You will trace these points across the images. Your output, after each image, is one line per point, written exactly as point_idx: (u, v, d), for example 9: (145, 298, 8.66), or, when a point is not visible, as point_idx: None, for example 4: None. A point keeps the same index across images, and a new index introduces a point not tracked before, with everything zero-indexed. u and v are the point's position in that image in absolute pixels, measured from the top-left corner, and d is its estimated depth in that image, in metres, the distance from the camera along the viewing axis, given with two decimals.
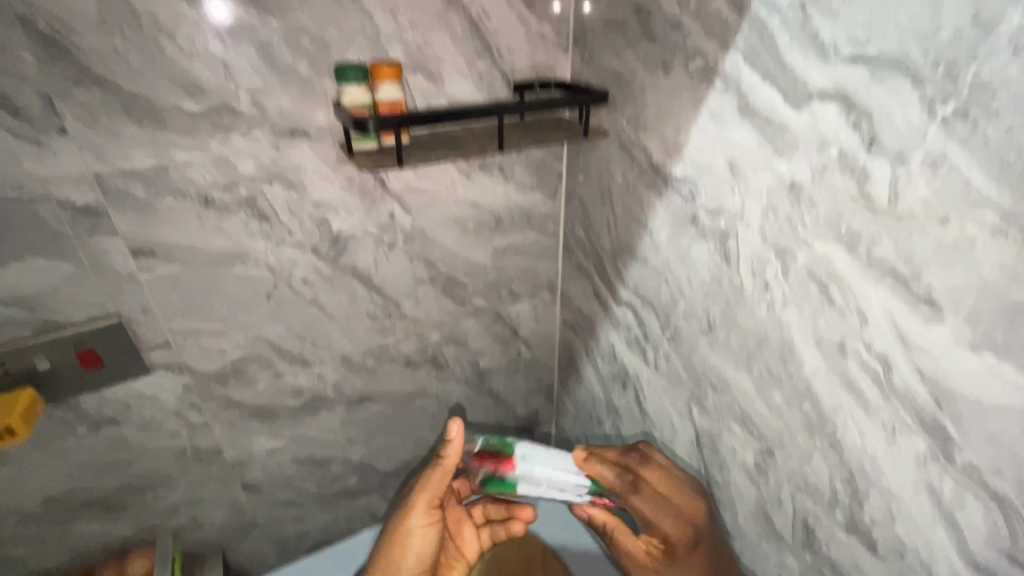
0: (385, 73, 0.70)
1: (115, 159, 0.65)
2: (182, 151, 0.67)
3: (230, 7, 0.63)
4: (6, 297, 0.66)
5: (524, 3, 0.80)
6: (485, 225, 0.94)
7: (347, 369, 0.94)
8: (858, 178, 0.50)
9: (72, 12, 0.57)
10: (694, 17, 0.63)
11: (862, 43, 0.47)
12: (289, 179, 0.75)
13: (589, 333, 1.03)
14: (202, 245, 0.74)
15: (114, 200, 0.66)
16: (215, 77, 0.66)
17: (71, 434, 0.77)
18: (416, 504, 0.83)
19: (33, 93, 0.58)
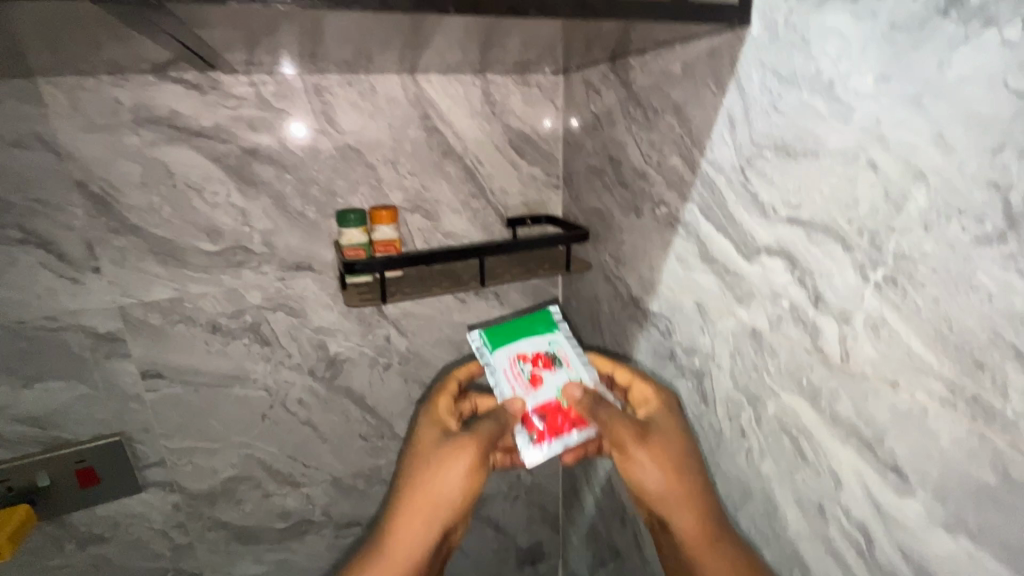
0: (382, 217, 0.78)
1: (138, 293, 0.73)
2: (198, 284, 0.76)
3: (251, 167, 0.74)
4: (23, 415, 0.72)
5: (515, 151, 0.89)
6: None
7: (337, 491, 0.94)
8: (810, 331, 0.49)
9: (119, 176, 0.68)
10: (656, 170, 0.68)
11: (795, 206, 0.49)
12: (292, 307, 0.82)
13: (588, 460, 1.00)
14: (206, 367, 0.79)
15: (132, 328, 0.74)
16: (233, 222, 0.75)
17: (58, 551, 0.78)
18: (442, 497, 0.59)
19: (78, 240, 0.68)
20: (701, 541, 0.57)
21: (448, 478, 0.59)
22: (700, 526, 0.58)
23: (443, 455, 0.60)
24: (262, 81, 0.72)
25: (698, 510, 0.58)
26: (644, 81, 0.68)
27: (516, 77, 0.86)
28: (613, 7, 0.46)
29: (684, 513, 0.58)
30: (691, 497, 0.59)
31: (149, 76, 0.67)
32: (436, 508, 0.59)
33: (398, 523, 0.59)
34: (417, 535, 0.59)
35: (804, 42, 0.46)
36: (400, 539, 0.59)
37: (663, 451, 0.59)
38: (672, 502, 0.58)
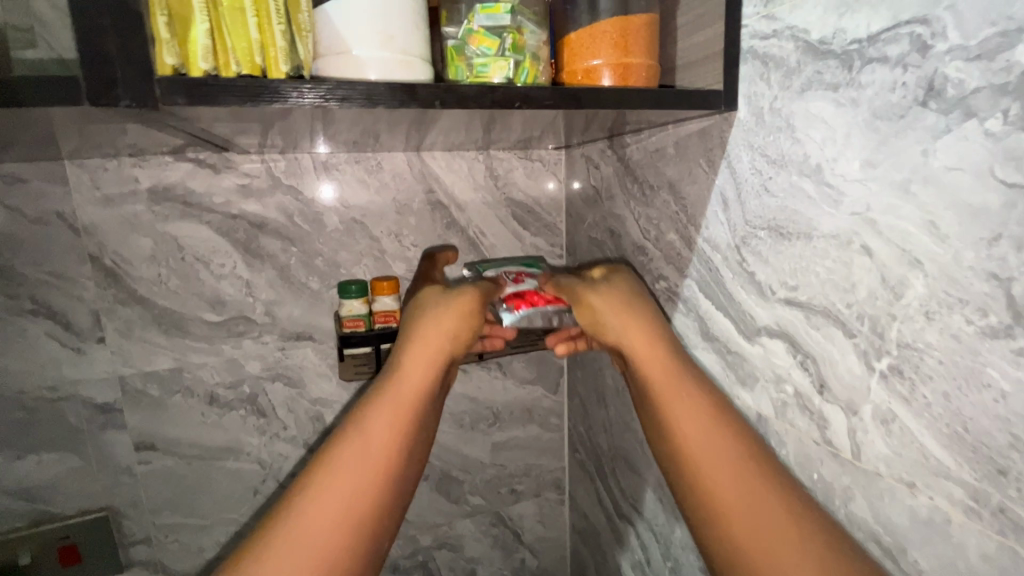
0: (384, 288, 0.77)
1: (139, 363, 0.74)
2: (198, 354, 0.76)
3: (258, 240, 0.76)
4: (13, 488, 0.71)
5: (518, 223, 0.91)
6: (483, 420, 0.94)
7: None
8: (817, 421, 0.46)
9: (131, 249, 0.71)
10: (654, 244, 0.67)
11: (792, 287, 0.47)
12: (291, 377, 0.81)
13: (597, 544, 0.94)
14: (200, 439, 0.78)
15: (130, 398, 0.74)
16: (237, 293, 0.76)
17: None
18: (405, 413, 0.49)
19: (85, 311, 0.70)
20: (718, 463, 0.46)
21: (442, 352, 0.53)
22: (721, 444, 0.47)
23: (410, 383, 0.51)
24: (273, 160, 0.75)
25: (672, 365, 0.52)
26: (639, 158, 0.69)
27: (519, 153, 0.89)
28: (598, 96, 0.48)
29: (663, 364, 0.52)
30: (693, 405, 0.49)
31: (168, 157, 0.71)
32: (412, 392, 0.50)
33: (344, 441, 0.47)
34: (374, 444, 0.47)
35: (789, 127, 0.46)
36: (382, 418, 0.48)
37: (637, 321, 0.54)
38: (652, 369, 0.51)
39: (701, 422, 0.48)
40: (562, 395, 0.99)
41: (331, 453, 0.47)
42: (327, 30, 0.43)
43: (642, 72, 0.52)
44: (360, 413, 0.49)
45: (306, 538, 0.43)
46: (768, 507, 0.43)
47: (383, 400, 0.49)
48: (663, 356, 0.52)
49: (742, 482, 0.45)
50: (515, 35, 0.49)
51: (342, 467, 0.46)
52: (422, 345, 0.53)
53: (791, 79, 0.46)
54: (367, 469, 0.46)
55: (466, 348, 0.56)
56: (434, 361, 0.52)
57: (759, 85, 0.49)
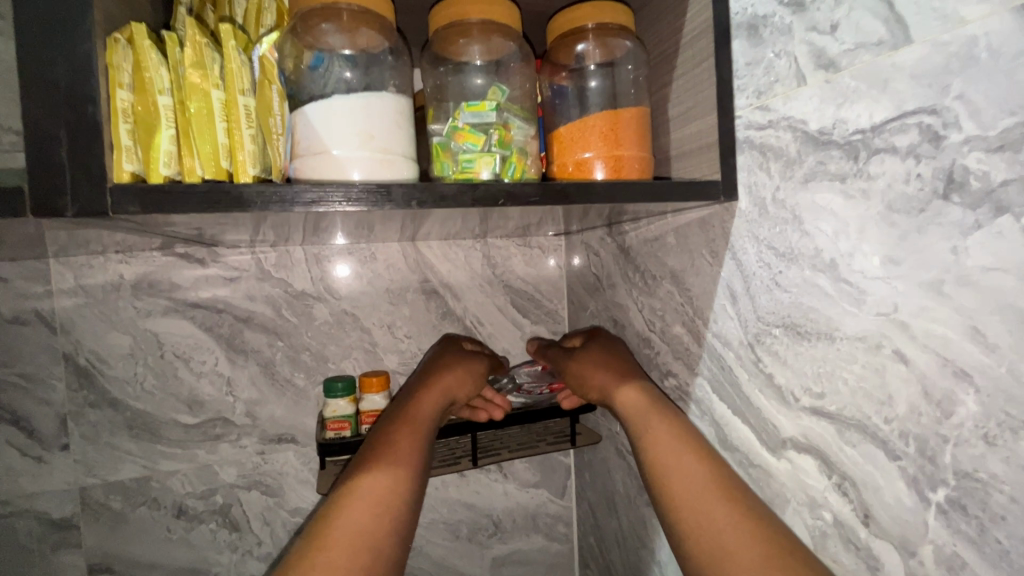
0: (373, 383, 0.70)
1: (104, 472, 0.68)
2: (170, 460, 0.70)
3: (243, 335, 0.73)
4: None
5: (518, 311, 0.87)
6: (482, 530, 0.84)
7: None
8: (866, 559, 0.39)
9: (108, 348, 0.68)
10: (660, 337, 0.62)
11: (818, 394, 0.42)
12: (268, 485, 0.74)
13: None
14: (163, 558, 0.70)
15: (90, 513, 0.67)
16: (216, 392, 0.72)
17: None
18: (422, 427, 0.56)
19: (52, 416, 0.66)
20: (686, 479, 0.47)
21: (449, 382, 0.62)
22: (691, 460, 0.49)
23: (425, 399, 0.59)
24: (264, 253, 0.74)
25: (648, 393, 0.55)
26: (639, 247, 0.66)
27: (517, 240, 0.87)
28: (589, 191, 0.45)
29: (637, 389, 0.55)
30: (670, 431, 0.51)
31: (156, 252, 0.69)
32: (426, 409, 0.58)
33: (372, 449, 0.52)
34: (399, 449, 0.52)
35: (796, 218, 0.43)
36: (409, 431, 0.55)
37: (615, 359, 0.61)
38: (625, 393, 0.55)
39: (672, 448, 0.50)
40: (570, 499, 0.90)
41: (362, 462, 0.51)
42: (306, 131, 0.42)
43: (635, 164, 0.50)
44: (387, 426, 0.55)
45: (344, 536, 0.44)
46: (731, 524, 0.44)
47: (405, 416, 0.56)
48: (635, 384, 0.56)
49: (707, 496, 0.46)
50: (501, 131, 0.48)
51: (376, 467, 0.50)
52: (431, 379, 0.62)
53: (793, 169, 0.43)
54: (402, 459, 0.51)
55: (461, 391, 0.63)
56: (441, 387, 0.61)
57: (758, 175, 0.47)
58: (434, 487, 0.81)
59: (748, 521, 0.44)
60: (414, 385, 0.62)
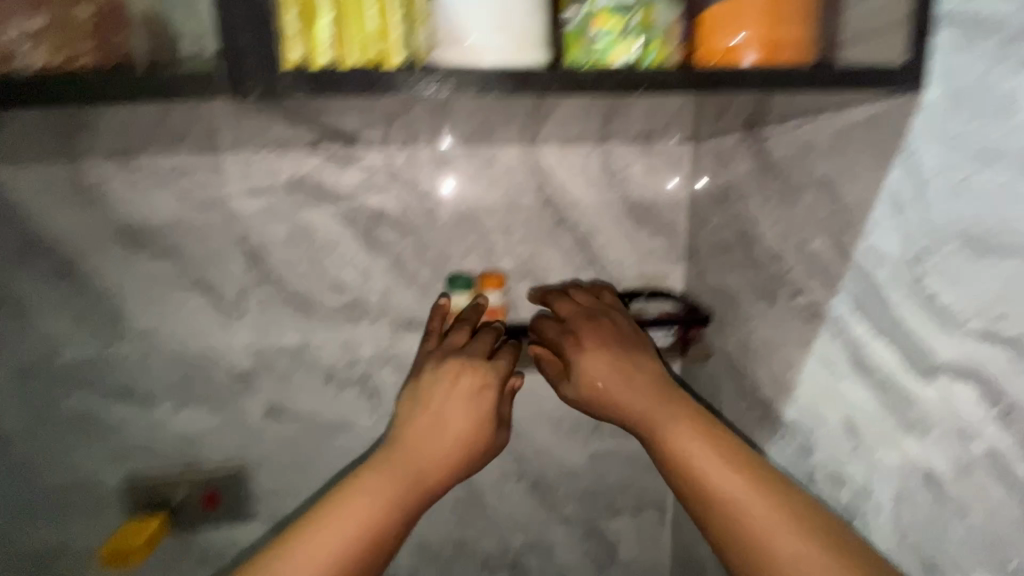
0: (489, 283, 0.76)
1: (271, 337, 0.82)
2: (321, 334, 0.83)
3: (377, 231, 0.80)
4: (175, 435, 0.83)
5: (634, 222, 0.85)
6: (583, 426, 0.91)
7: (421, 555, 0.91)
8: (1021, 494, 0.36)
9: (271, 235, 0.79)
10: (796, 252, 0.58)
11: (993, 316, 0.37)
12: (399, 364, 0.85)
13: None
14: (318, 412, 0.85)
15: (264, 368, 0.82)
16: (356, 279, 0.82)
17: (178, 564, 0.85)
18: (446, 436, 0.58)
19: (235, 287, 0.80)
20: (718, 475, 0.50)
21: (467, 380, 0.61)
22: (721, 467, 0.51)
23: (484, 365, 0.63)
24: (394, 154, 0.79)
25: (669, 403, 0.56)
26: (782, 153, 0.60)
27: (639, 147, 0.83)
28: (741, 80, 0.41)
29: (624, 396, 0.58)
30: (697, 445, 0.52)
31: (305, 151, 0.77)
32: (450, 420, 0.58)
33: (397, 442, 0.57)
34: (407, 469, 0.55)
35: (1005, 109, 0.36)
36: (433, 441, 0.57)
37: (608, 350, 0.62)
38: (627, 403, 0.57)
39: (697, 456, 0.51)
40: None
41: (387, 458, 0.56)
42: None
43: (799, 45, 0.44)
44: (432, 411, 0.59)
45: (331, 534, 0.51)
46: (773, 523, 0.47)
47: (430, 412, 0.59)
48: (619, 389, 0.59)
49: (744, 495, 0.49)
50: (644, 13, 0.44)
51: (377, 478, 0.54)
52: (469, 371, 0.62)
53: (1013, 47, 0.35)
54: (411, 460, 0.56)
55: (475, 383, 0.61)
56: (464, 383, 0.61)
57: (962, 57, 0.39)
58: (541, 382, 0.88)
59: (791, 518, 0.47)
60: (451, 372, 0.62)
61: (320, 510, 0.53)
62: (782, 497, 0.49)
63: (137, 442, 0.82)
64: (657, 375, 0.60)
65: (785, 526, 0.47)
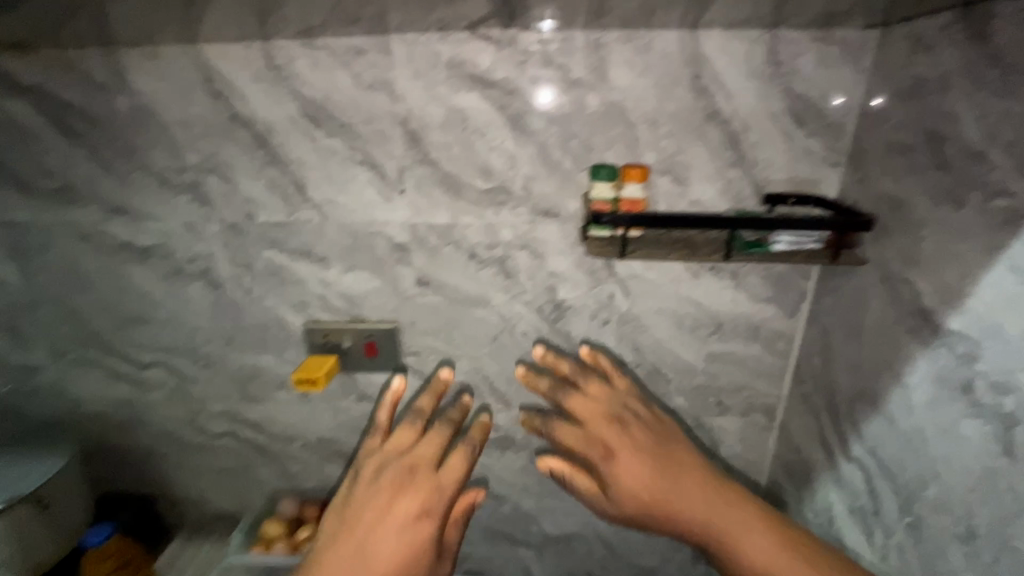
0: (633, 175, 0.80)
1: (425, 215, 0.90)
2: (466, 215, 0.90)
3: (526, 117, 0.83)
4: (342, 293, 0.97)
5: (793, 120, 0.80)
6: (703, 326, 0.94)
7: (539, 421, 1.03)
8: None
9: (429, 118, 0.84)
10: (1005, 149, 0.53)
11: None
12: (535, 249, 0.91)
13: (803, 479, 0.90)
14: (459, 287, 0.95)
15: (417, 243, 0.92)
16: (502, 165, 0.86)
17: (344, 398, 1.04)
18: (382, 504, 0.77)
19: (395, 166, 0.88)
20: (748, 540, 0.72)
21: (420, 465, 0.82)
22: (754, 539, 0.72)
23: (419, 485, 0.79)
24: (549, 37, 0.79)
25: (705, 490, 0.77)
26: (1011, 32, 0.53)
27: (814, 33, 0.76)
28: None
29: (632, 489, 0.78)
30: (746, 541, 0.72)
31: (465, 32, 0.79)
32: (383, 499, 0.77)
33: (351, 518, 0.76)
34: (375, 510, 0.76)
35: None
36: (377, 500, 0.77)
37: (630, 429, 0.83)
38: (647, 484, 0.77)
39: (737, 525, 0.73)
40: (799, 320, 0.92)
41: (324, 550, 0.75)
42: None
43: None
44: (370, 506, 0.77)
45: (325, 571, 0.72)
46: (789, 560, 0.69)
47: (380, 488, 0.79)
48: (625, 451, 0.81)
49: (773, 557, 0.70)
50: None
51: (327, 557, 0.74)
52: (405, 472, 0.80)
53: None
54: (372, 521, 0.75)
55: (421, 455, 0.83)
56: (406, 484, 0.79)
57: None
58: (670, 280, 0.92)
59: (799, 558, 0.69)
60: (375, 489, 0.79)
61: (316, 561, 0.74)
62: (793, 543, 0.71)
63: (312, 297, 0.98)
64: (676, 449, 0.82)
65: (795, 564, 0.69)
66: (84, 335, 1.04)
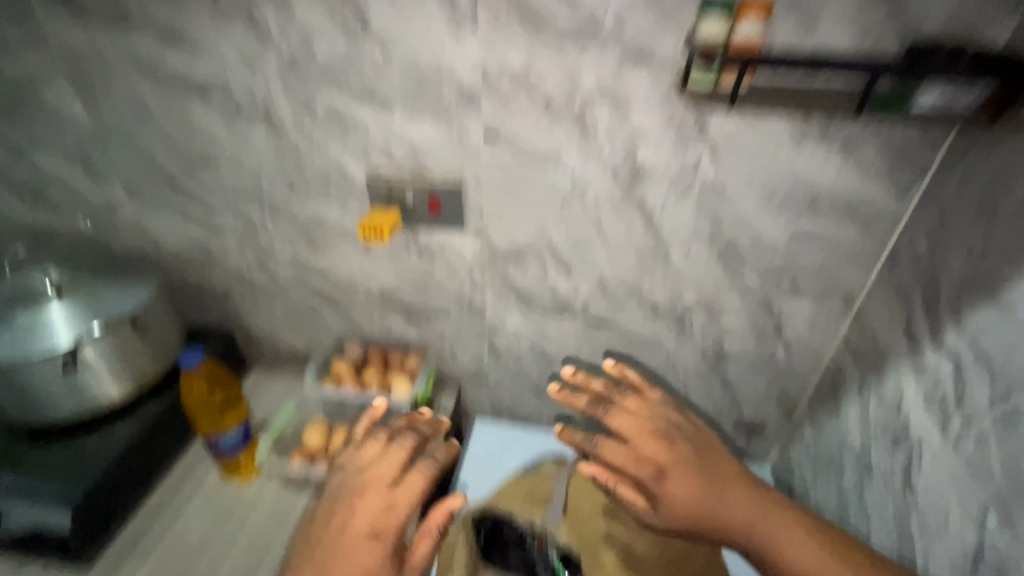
0: (750, 10, 0.69)
1: (498, 55, 0.81)
2: (545, 57, 0.80)
3: None
4: (405, 144, 0.92)
5: None
6: (796, 201, 0.86)
7: (599, 290, 1.02)
8: None
9: None
10: None
11: None
12: (618, 102, 0.82)
13: (874, 367, 0.87)
14: (530, 142, 0.88)
15: (488, 88, 0.84)
16: None
17: (406, 253, 1.05)
18: (340, 543, 0.63)
19: None
20: (796, 549, 0.68)
21: (358, 518, 0.65)
22: (800, 548, 0.68)
23: (376, 497, 0.67)
24: None
25: (750, 505, 0.71)
26: None
27: None
28: None
29: (697, 504, 0.70)
30: (795, 549, 0.68)
31: None
32: (329, 551, 0.63)
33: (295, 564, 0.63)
34: None
35: None
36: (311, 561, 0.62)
37: (671, 445, 0.76)
38: (696, 498, 0.71)
39: (781, 534, 0.69)
40: (909, 202, 0.82)
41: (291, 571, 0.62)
42: None
43: None
44: (323, 545, 0.64)
45: None
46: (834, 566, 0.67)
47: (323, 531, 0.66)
48: (678, 468, 0.73)
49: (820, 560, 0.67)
50: None
51: None
52: (361, 497, 0.67)
53: None
54: None
55: (382, 503, 0.67)
56: (385, 509, 0.66)
57: None
58: (770, 147, 0.82)
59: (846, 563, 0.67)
60: (333, 517, 0.66)
61: None
62: (835, 546, 0.68)
63: (375, 146, 0.93)
64: (720, 463, 0.75)
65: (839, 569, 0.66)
66: (155, 174, 1.06)
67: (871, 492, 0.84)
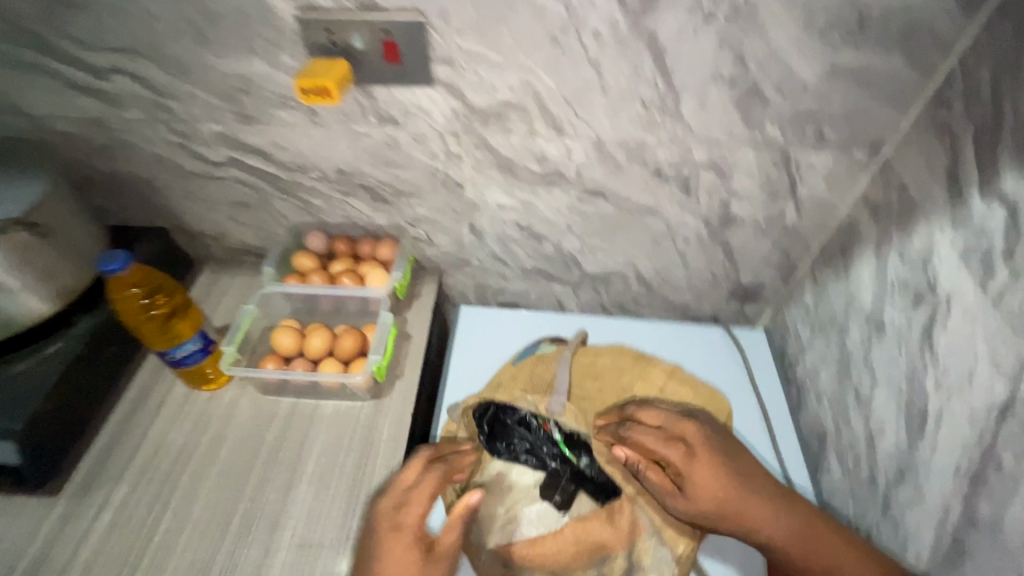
0: None
1: None
2: None
3: None
4: None
5: None
6: (842, 24, 0.71)
7: (596, 154, 0.87)
8: None
9: None
10: None
11: None
12: None
13: (899, 222, 0.79)
14: None
15: None
16: None
17: (363, 119, 0.86)
18: (400, 542, 0.68)
19: None
20: (815, 548, 0.72)
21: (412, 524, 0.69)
22: (815, 544, 0.72)
23: (423, 502, 0.71)
24: None
25: (771, 507, 0.74)
26: None
27: None
28: None
29: (725, 500, 0.73)
30: (812, 545, 0.72)
31: None
32: (390, 551, 0.67)
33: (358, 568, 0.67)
34: None
35: None
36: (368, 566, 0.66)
37: (702, 446, 0.77)
38: (726, 497, 0.73)
39: (802, 534, 0.72)
40: (972, 22, 0.68)
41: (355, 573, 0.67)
42: None
43: None
44: (384, 543, 0.68)
45: None
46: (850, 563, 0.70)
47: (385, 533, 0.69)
48: (709, 467, 0.74)
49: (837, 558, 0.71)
50: None
51: None
52: (410, 503, 0.70)
53: None
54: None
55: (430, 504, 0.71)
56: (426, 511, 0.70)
57: None
58: None
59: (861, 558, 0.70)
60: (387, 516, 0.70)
61: None
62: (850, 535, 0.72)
63: None
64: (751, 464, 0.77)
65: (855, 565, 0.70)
66: (13, 27, 0.80)
67: (881, 351, 0.81)
